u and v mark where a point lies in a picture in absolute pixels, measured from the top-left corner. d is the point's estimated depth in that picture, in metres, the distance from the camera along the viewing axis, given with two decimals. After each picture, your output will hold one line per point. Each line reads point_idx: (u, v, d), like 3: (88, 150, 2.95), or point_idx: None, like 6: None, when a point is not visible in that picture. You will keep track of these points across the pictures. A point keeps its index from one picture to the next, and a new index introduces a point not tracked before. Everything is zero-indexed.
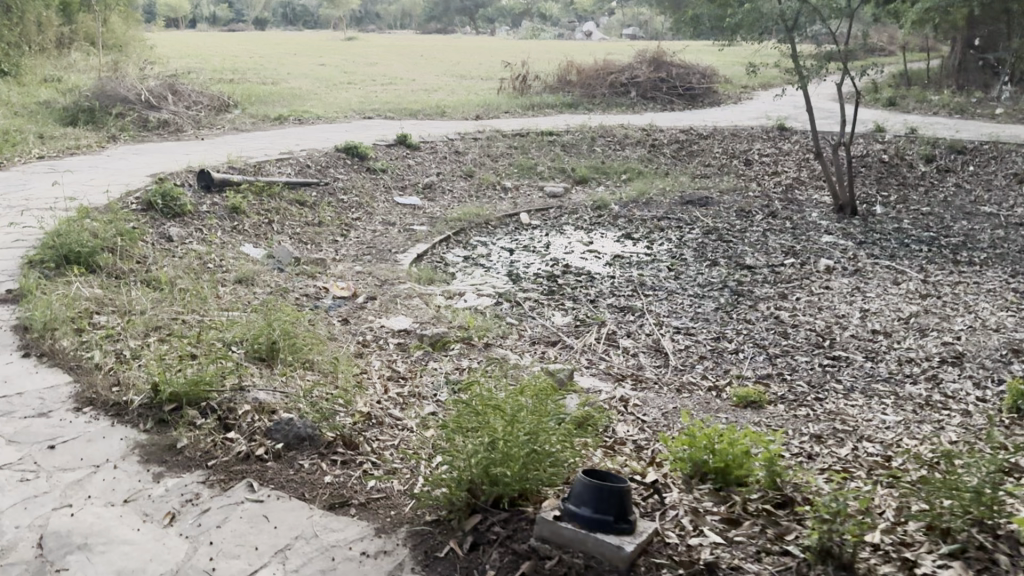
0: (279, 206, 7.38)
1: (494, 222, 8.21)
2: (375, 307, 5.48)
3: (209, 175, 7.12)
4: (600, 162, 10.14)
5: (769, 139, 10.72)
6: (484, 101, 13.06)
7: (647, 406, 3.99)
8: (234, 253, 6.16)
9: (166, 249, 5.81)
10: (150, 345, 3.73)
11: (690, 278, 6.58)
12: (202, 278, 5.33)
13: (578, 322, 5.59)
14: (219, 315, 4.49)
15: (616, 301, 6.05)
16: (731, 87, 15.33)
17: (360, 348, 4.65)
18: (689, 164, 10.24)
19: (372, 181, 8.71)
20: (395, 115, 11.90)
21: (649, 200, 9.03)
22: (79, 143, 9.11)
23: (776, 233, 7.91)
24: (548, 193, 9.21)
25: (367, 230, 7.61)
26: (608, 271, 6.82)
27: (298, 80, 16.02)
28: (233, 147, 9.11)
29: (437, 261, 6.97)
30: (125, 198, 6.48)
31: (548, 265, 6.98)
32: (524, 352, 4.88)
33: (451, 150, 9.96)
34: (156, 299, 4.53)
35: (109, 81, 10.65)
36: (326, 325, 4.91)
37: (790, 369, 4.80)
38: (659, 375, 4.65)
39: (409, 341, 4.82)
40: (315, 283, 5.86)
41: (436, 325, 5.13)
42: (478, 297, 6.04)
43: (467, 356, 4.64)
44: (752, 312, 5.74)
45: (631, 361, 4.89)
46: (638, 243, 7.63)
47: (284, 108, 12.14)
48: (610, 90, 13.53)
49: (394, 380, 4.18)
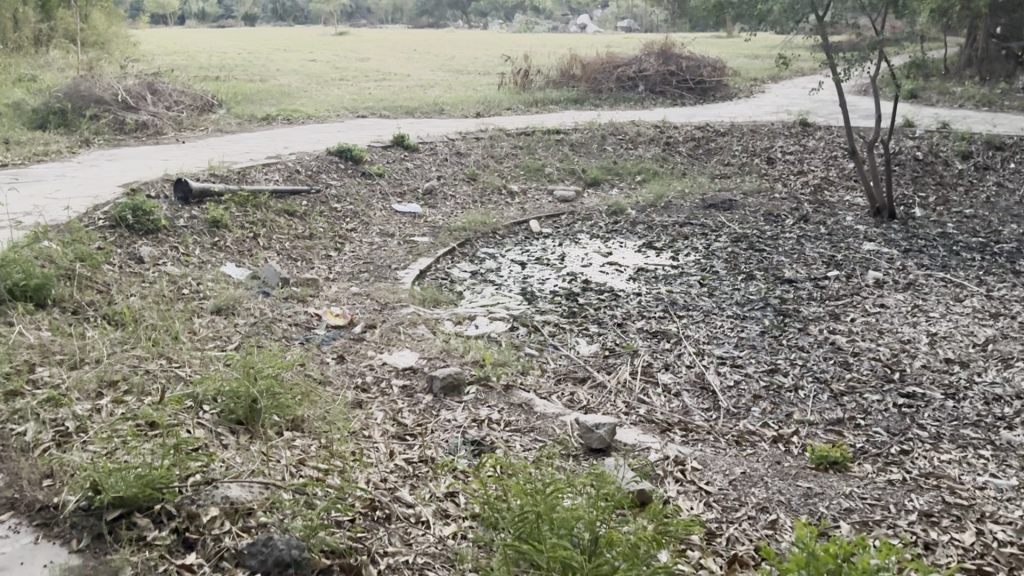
0: (266, 218, 6.66)
1: (502, 230, 7.52)
2: (375, 339, 4.78)
3: (186, 184, 6.38)
4: (612, 162, 9.44)
5: (792, 135, 10.03)
6: (484, 97, 12.31)
7: (708, 469, 3.30)
8: (214, 274, 5.44)
9: (135, 274, 5.09)
10: (99, 411, 3.04)
11: (727, 294, 5.88)
12: (175, 309, 4.62)
13: (606, 351, 4.89)
14: (190, 361, 3.79)
15: (647, 324, 5.34)
16: (742, 81, 14.61)
17: (358, 395, 3.95)
18: (707, 163, 9.55)
19: (367, 186, 8.00)
20: (391, 114, 11.19)
21: (668, 203, 8.35)
22: (47, 148, 8.36)
23: (812, 240, 7.22)
24: (559, 198, 8.52)
25: (364, 243, 6.91)
26: (633, 287, 6.12)
27: (288, 76, 15.26)
28: (216, 151, 8.38)
29: (442, 279, 6.27)
30: (91, 213, 5.76)
31: (564, 281, 6.28)
32: (551, 393, 4.18)
33: (452, 151, 9.24)
34: (116, 344, 3.82)
35: (83, 81, 9.89)
36: (317, 367, 4.20)
37: (864, 412, 4.12)
38: (711, 422, 3.96)
39: (416, 385, 4.12)
40: (306, 309, 5.16)
41: (446, 361, 4.44)
42: (491, 321, 5.34)
43: (485, 403, 3.95)
44: (803, 337, 5.06)
45: (675, 402, 4.20)
46: (662, 254, 6.93)
47: (272, 107, 11.39)
48: (617, 84, 12.84)
49: (400, 440, 3.49)
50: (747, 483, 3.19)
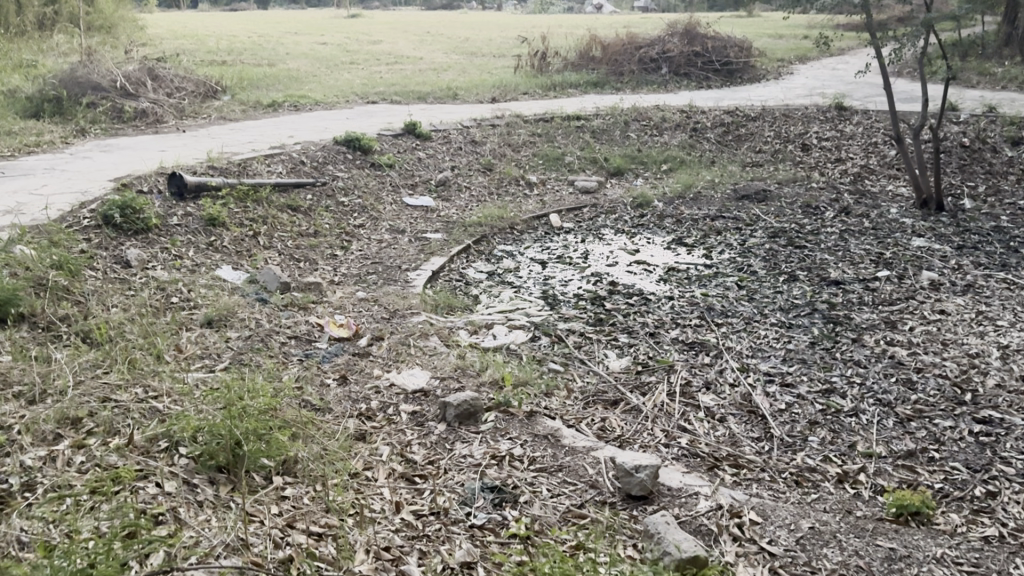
0: (267, 214, 6.19)
1: (520, 225, 7.03)
2: (382, 354, 4.30)
3: (180, 178, 5.91)
4: (635, 150, 8.91)
5: (827, 120, 9.45)
6: (499, 81, 11.76)
7: (770, 523, 2.81)
8: (208, 279, 4.98)
9: (120, 280, 4.64)
10: (53, 460, 2.59)
11: (768, 298, 5.35)
12: (161, 322, 4.16)
13: (639, 366, 4.40)
14: (171, 391, 3.33)
15: (683, 333, 4.81)
16: (768, 62, 13.97)
17: (362, 426, 3.48)
18: (737, 150, 9.00)
19: (377, 178, 7.50)
20: (403, 99, 10.68)
21: (697, 194, 7.82)
22: (40, 138, 7.91)
23: (856, 235, 6.68)
24: (580, 188, 8.01)
25: (372, 240, 6.44)
26: (665, 289, 5.61)
27: (297, 60, 14.74)
28: (216, 140, 7.92)
29: (456, 281, 5.79)
30: (76, 211, 5.32)
31: (589, 283, 5.79)
32: (579, 419, 3.69)
33: (466, 139, 8.73)
34: (87, 369, 3.37)
35: (80, 66, 9.42)
36: (316, 390, 3.73)
37: (936, 442, 3.62)
38: (764, 456, 3.47)
39: (427, 412, 3.65)
40: (307, 319, 4.70)
41: (462, 382, 3.96)
42: (510, 331, 4.86)
43: (505, 434, 3.46)
44: (858, 351, 4.54)
45: (720, 430, 3.70)
46: (694, 251, 6.41)
47: (278, 92, 10.90)
48: (639, 66, 12.26)
49: (409, 483, 3.03)
50: (818, 541, 2.71)
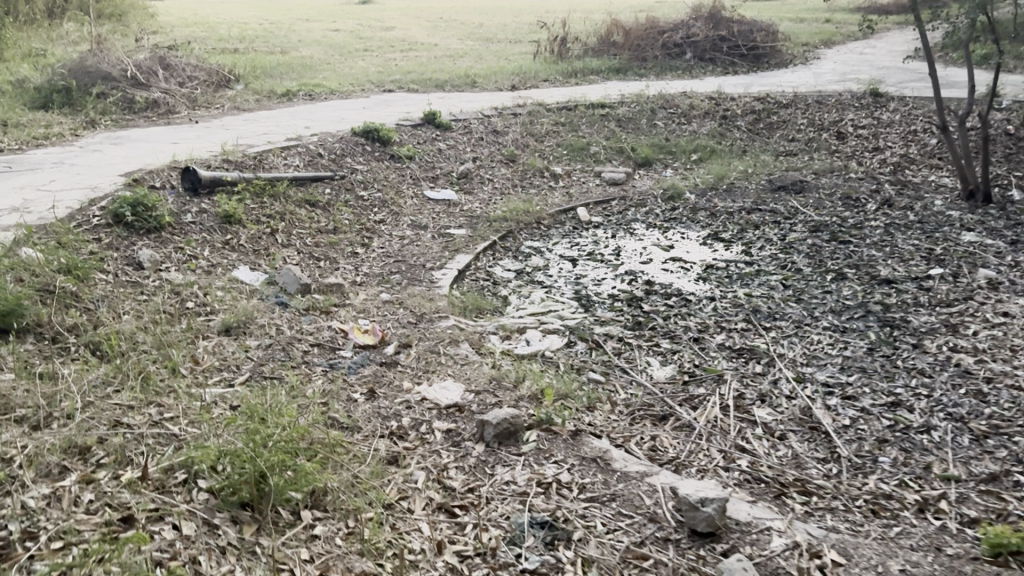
0: (284, 209, 5.91)
1: (547, 220, 6.73)
2: (411, 364, 4.02)
3: (194, 173, 5.63)
4: (663, 139, 8.58)
5: (863, 107, 9.10)
6: (519, 68, 11.42)
7: (854, 565, 2.54)
8: (223, 281, 4.71)
9: (132, 284, 4.37)
10: (59, 500, 2.33)
11: (817, 299, 5.04)
12: (176, 331, 3.89)
13: (686, 374, 4.10)
14: (187, 412, 3.06)
15: (730, 338, 4.51)
16: (794, 47, 13.57)
17: (393, 447, 3.20)
18: (770, 139, 8.65)
19: (397, 171, 7.21)
20: (421, 87, 10.37)
21: (730, 185, 7.49)
22: (49, 130, 7.64)
23: (902, 229, 6.34)
24: (607, 180, 7.69)
25: (394, 237, 6.16)
26: (705, 288, 5.31)
27: (310, 48, 14.41)
28: (230, 132, 7.63)
29: (484, 281, 5.51)
30: (86, 209, 5.05)
31: (624, 282, 5.49)
32: (627, 437, 3.38)
33: (488, 129, 8.41)
34: (96, 387, 3.10)
35: (90, 55, 9.15)
36: (342, 407, 3.46)
37: (1020, 463, 3.31)
38: (833, 482, 3.19)
39: (464, 430, 3.37)
40: (330, 324, 4.42)
41: (499, 395, 3.67)
42: (544, 336, 4.57)
43: (550, 456, 3.16)
44: (921, 359, 4.24)
45: (782, 450, 3.41)
46: (732, 247, 6.09)
47: (292, 81, 10.59)
48: (662, 52, 11.89)
49: (451, 516, 2.76)
50: None
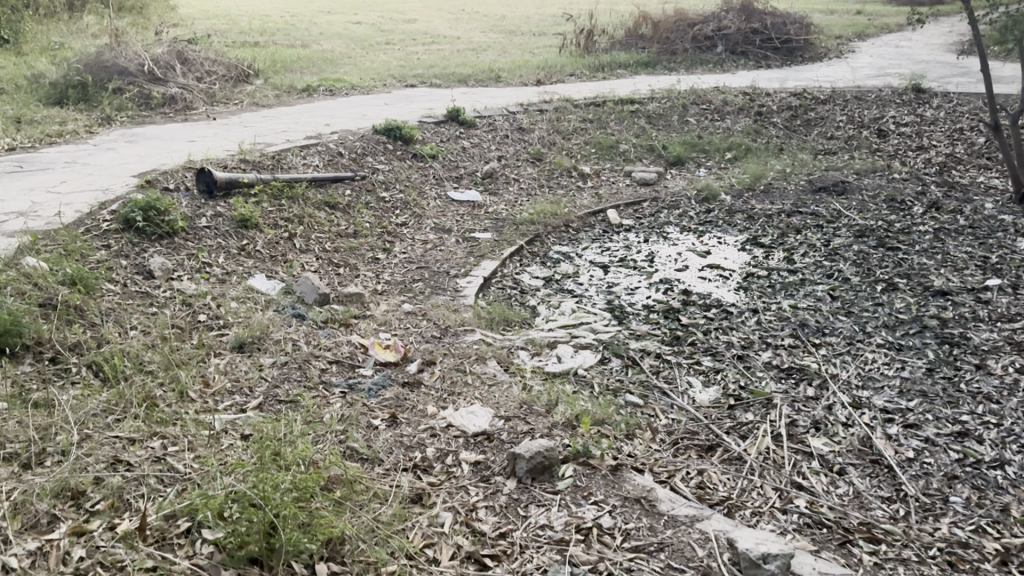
0: (303, 212, 5.65)
1: (576, 223, 6.43)
2: (436, 385, 3.74)
3: (209, 175, 5.37)
4: (695, 136, 8.24)
5: (905, 103, 8.73)
6: (544, 61, 11.11)
7: None
8: (238, 291, 4.46)
9: (142, 295, 4.13)
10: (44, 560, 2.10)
11: (868, 312, 4.72)
12: (186, 349, 3.65)
13: (732, 397, 3.79)
14: (193, 445, 2.82)
15: (776, 356, 4.20)
16: (828, 40, 13.13)
17: (417, 482, 2.94)
18: (807, 136, 8.29)
19: (419, 171, 6.94)
20: (443, 82, 10.09)
21: (768, 186, 7.16)
22: (63, 128, 7.44)
23: (953, 235, 5.98)
24: (638, 180, 7.38)
25: (416, 241, 5.89)
26: (746, 298, 4.99)
27: (331, 41, 14.15)
28: (248, 130, 7.39)
29: (511, 290, 5.23)
30: (96, 213, 4.83)
31: (660, 291, 5.19)
32: (672, 472, 3.09)
33: (514, 127, 8.11)
34: (95, 417, 2.86)
35: (107, 50, 8.94)
36: (362, 436, 3.19)
37: None
38: (902, 526, 2.89)
39: (493, 463, 3.09)
40: (349, 339, 4.16)
41: (530, 422, 3.39)
42: (576, 352, 4.28)
43: (589, 494, 2.87)
44: (987, 382, 3.91)
45: (842, 488, 3.12)
46: (773, 253, 5.76)
47: (312, 75, 10.34)
48: (693, 45, 11.52)
49: (482, 569, 2.50)
50: None
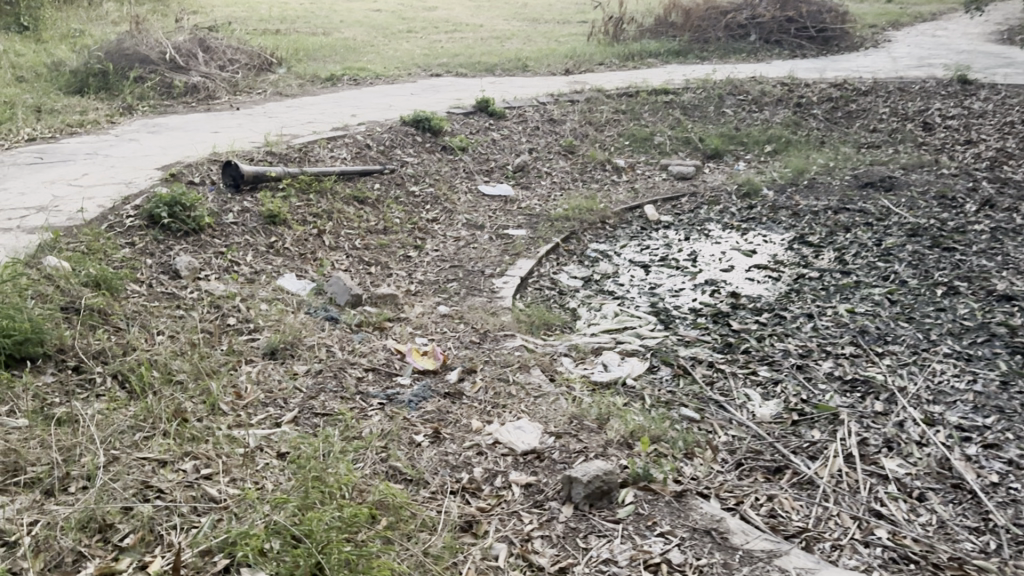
0: (332, 208, 5.44)
1: (612, 219, 6.19)
2: (479, 396, 3.52)
3: (236, 168, 5.16)
4: (733, 128, 7.96)
5: (951, 96, 8.41)
6: (573, 50, 10.84)
7: None
8: (268, 292, 4.25)
9: (169, 296, 3.93)
10: None
11: (931, 318, 4.45)
12: (216, 356, 3.44)
13: (794, 412, 3.55)
14: (226, 467, 2.61)
15: (838, 367, 3.95)
16: (863, 29, 12.78)
17: (467, 508, 2.72)
18: (849, 129, 7.99)
19: (449, 163, 6.71)
20: (470, 71, 9.84)
21: (811, 181, 6.88)
22: (84, 117, 7.25)
23: (1012, 234, 5.68)
24: (675, 174, 7.12)
25: (449, 238, 5.67)
26: (799, 302, 4.73)
27: (353, 28, 13.92)
28: (273, 120, 7.18)
29: (549, 290, 5.00)
30: (119, 208, 4.63)
31: (707, 293, 4.94)
32: (741, 499, 2.86)
33: (545, 117, 7.85)
34: (122, 435, 2.66)
35: (128, 37, 8.74)
36: (405, 454, 2.97)
37: None
38: (995, 561, 2.65)
39: (547, 485, 2.87)
40: (385, 345, 3.94)
41: (583, 440, 3.16)
42: (624, 359, 4.04)
43: (653, 524, 2.65)
44: None
45: (924, 517, 2.88)
46: (823, 253, 5.50)
47: (336, 64, 10.12)
48: (725, 33, 11.21)
49: None
50: None
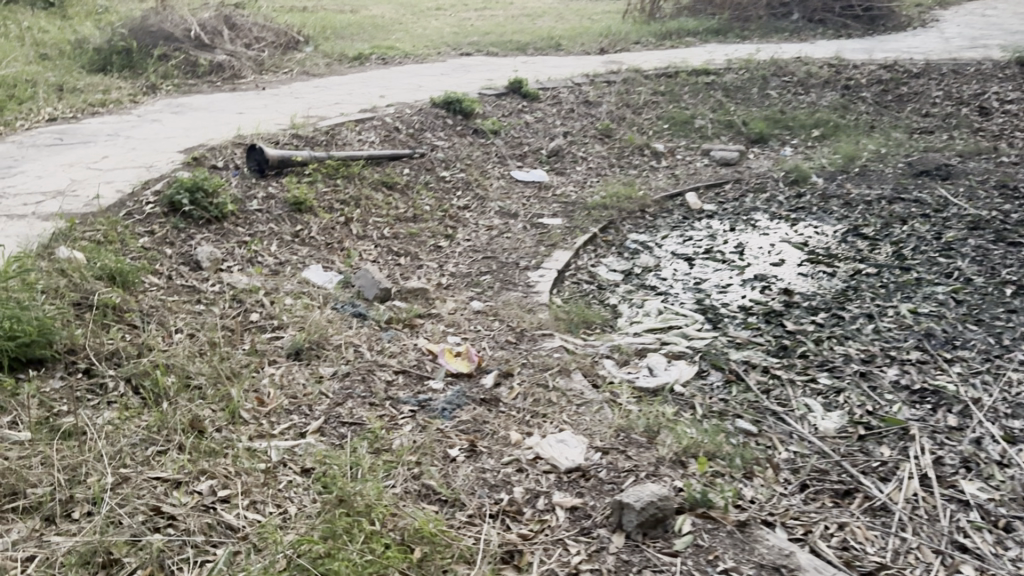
0: (359, 194, 5.19)
1: (653, 207, 5.89)
2: (517, 403, 3.26)
3: (261, 152, 4.91)
4: (778, 111, 7.59)
5: (1009, 78, 7.97)
6: (608, 28, 10.47)
7: None
8: (293, 286, 4.01)
9: (188, 290, 3.72)
10: None
11: (1003, 320, 4.12)
12: (237, 357, 3.21)
13: (860, 427, 3.26)
14: (244, 488, 2.39)
15: (905, 374, 3.65)
16: (909, 7, 12.24)
17: (507, 534, 2.48)
18: (900, 113, 7.60)
19: (481, 148, 6.43)
20: (502, 50, 9.52)
21: (861, 168, 6.53)
22: (106, 96, 7.04)
23: None
24: (717, 160, 6.79)
25: (481, 227, 5.40)
26: (857, 300, 4.42)
27: (381, 5, 13.59)
28: (300, 101, 6.93)
29: (587, 285, 4.73)
30: (139, 194, 4.42)
31: (757, 290, 4.63)
32: (808, 530, 2.60)
33: (580, 99, 7.53)
34: (132, 451, 2.46)
35: (152, 14, 8.50)
36: (439, 471, 2.72)
37: None
38: None
39: (595, 509, 2.62)
40: (416, 344, 3.69)
41: (632, 457, 2.90)
42: (672, 362, 3.75)
43: (713, 558, 2.40)
44: None
45: (1012, 551, 2.59)
46: (879, 246, 5.16)
47: (364, 42, 9.83)
48: (767, 11, 10.78)
49: None
50: None
